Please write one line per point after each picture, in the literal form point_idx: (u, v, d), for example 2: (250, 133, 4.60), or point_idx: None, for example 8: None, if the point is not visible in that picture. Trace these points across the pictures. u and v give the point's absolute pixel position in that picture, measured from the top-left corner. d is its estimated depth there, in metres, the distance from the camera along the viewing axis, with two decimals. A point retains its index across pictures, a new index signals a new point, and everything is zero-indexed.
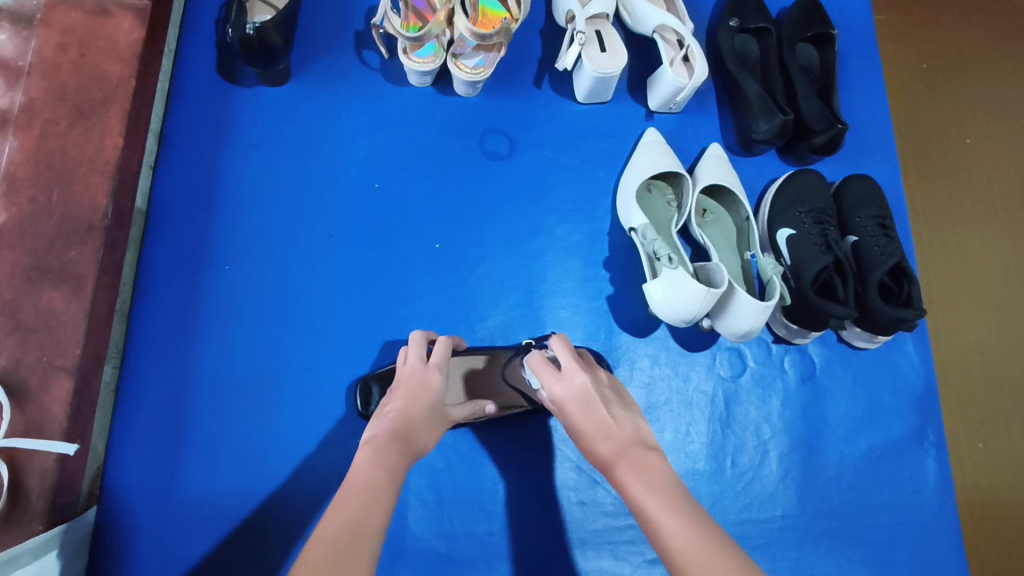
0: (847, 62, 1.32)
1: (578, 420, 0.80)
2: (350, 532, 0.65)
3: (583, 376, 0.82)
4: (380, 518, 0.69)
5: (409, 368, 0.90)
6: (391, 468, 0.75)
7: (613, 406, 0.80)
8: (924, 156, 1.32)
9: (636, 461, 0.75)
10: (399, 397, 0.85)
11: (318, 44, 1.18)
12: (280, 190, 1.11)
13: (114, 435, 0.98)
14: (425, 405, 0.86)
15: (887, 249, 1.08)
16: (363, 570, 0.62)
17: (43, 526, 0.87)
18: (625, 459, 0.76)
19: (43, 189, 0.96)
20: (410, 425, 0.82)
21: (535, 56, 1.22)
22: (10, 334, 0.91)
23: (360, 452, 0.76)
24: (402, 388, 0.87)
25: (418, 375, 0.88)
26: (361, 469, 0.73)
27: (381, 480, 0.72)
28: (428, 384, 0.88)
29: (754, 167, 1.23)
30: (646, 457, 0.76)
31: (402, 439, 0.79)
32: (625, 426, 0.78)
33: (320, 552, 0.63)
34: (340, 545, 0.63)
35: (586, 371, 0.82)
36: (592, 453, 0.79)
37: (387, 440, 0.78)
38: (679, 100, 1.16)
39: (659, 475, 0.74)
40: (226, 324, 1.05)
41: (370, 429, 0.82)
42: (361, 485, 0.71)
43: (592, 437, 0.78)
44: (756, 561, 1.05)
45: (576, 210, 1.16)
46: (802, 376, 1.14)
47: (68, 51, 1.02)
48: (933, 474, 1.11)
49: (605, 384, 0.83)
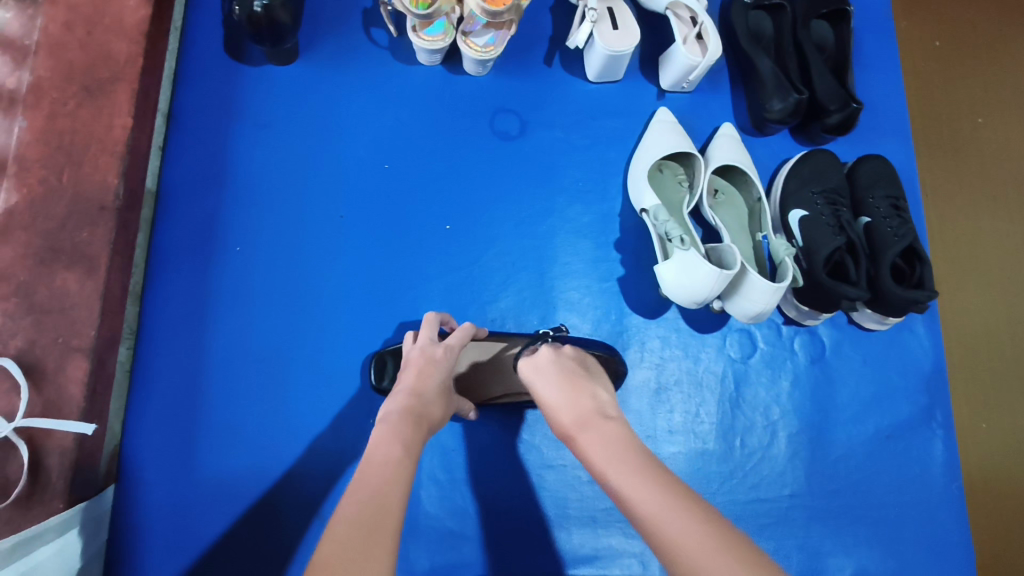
0: (862, 39, 1.29)
1: (554, 390, 0.81)
2: (371, 508, 0.66)
3: (547, 349, 0.87)
4: (400, 493, 0.70)
5: (420, 346, 0.90)
6: (409, 443, 0.76)
7: (575, 376, 0.83)
8: (937, 136, 1.30)
9: (598, 430, 0.75)
10: (411, 372, 0.86)
11: (325, 22, 1.16)
12: (290, 171, 1.10)
13: (130, 415, 0.99)
14: (439, 384, 0.86)
15: (900, 230, 1.07)
16: (387, 544, 0.64)
17: (64, 504, 0.87)
18: (590, 433, 0.75)
19: (54, 170, 0.96)
20: (425, 401, 0.83)
21: (545, 34, 1.20)
22: (25, 315, 0.91)
23: (377, 430, 0.77)
24: (410, 365, 0.88)
25: (428, 355, 0.89)
26: (380, 443, 0.75)
27: (400, 455, 0.74)
28: (440, 364, 0.89)
29: (767, 148, 1.22)
30: (609, 429, 0.75)
31: (418, 414, 0.80)
32: (583, 395, 0.80)
33: (346, 525, 0.64)
34: (363, 519, 0.65)
35: (549, 346, 0.88)
36: (557, 424, 0.80)
37: (404, 416, 0.79)
38: (692, 79, 1.15)
39: (626, 447, 0.73)
40: (238, 306, 1.05)
41: (386, 405, 0.82)
42: (380, 461, 0.72)
43: (555, 409, 0.80)
44: (763, 539, 1.06)
45: (587, 191, 1.16)
46: (812, 357, 1.14)
47: (75, 29, 1.00)
48: (940, 454, 1.11)
49: (569, 356, 0.86)
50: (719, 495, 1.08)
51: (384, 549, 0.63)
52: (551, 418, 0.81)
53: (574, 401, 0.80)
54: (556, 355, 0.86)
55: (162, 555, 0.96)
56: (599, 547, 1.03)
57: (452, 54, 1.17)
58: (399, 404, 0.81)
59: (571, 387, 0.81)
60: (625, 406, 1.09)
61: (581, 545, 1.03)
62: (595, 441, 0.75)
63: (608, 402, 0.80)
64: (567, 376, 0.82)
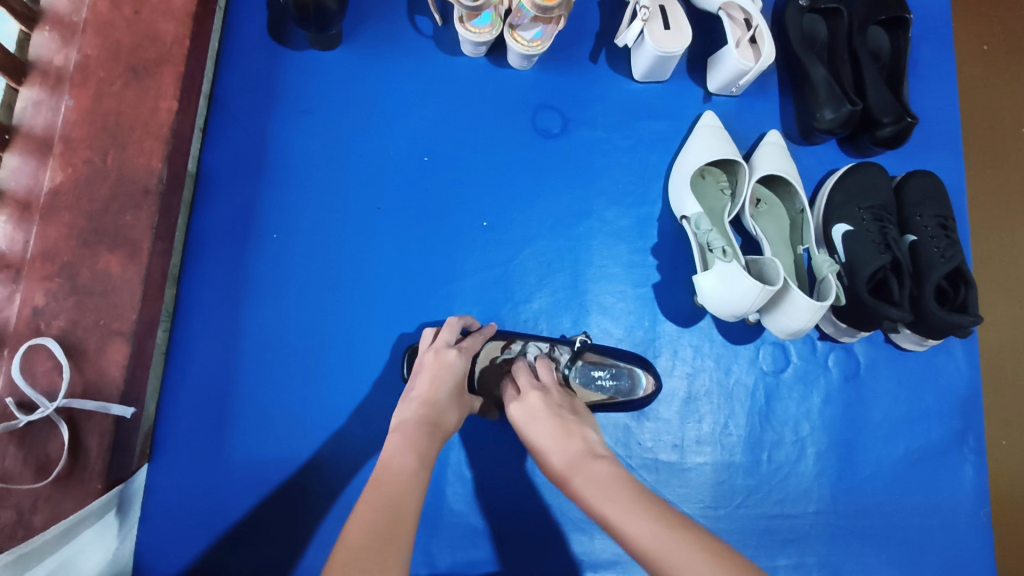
0: (918, 46, 1.25)
1: (528, 433, 0.85)
2: (387, 515, 0.67)
3: (535, 394, 0.88)
4: (414, 500, 0.70)
5: (434, 349, 0.91)
6: (423, 451, 0.77)
7: (565, 418, 0.85)
8: (985, 147, 1.27)
9: (587, 472, 0.76)
10: (425, 379, 0.87)
11: (369, 9, 1.14)
12: (330, 158, 1.09)
13: (164, 397, 1.00)
14: (451, 388, 0.87)
15: (948, 252, 1.04)
16: (401, 556, 0.63)
17: (102, 486, 0.89)
18: (580, 472, 0.77)
19: (99, 151, 0.95)
20: (438, 407, 0.84)
21: (592, 29, 1.17)
22: (67, 297, 0.91)
23: (391, 437, 0.79)
24: (425, 369, 0.89)
25: (439, 356, 0.90)
26: (394, 450, 0.76)
27: (413, 463, 0.74)
28: (454, 366, 0.89)
29: (813, 157, 1.19)
30: (596, 467, 0.76)
31: (430, 421, 0.81)
32: (576, 438, 0.81)
33: (361, 533, 0.64)
34: (378, 527, 0.65)
35: (536, 389, 0.89)
36: (550, 466, 0.81)
37: (418, 423, 0.80)
38: (742, 83, 1.11)
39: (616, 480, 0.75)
40: (275, 293, 1.05)
41: (400, 412, 0.84)
42: (396, 469, 0.73)
43: (548, 449, 0.81)
44: (784, 555, 1.06)
45: (627, 193, 1.14)
46: (845, 375, 1.12)
47: (122, 7, 0.99)
48: (970, 480, 1.10)
49: (558, 402, 0.88)
50: (742, 508, 1.07)
51: (398, 557, 0.63)
52: (543, 462, 0.82)
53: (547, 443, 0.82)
54: (546, 399, 0.88)
55: (190, 536, 0.97)
56: (580, 552, 1.03)
57: (497, 46, 1.15)
58: (413, 413, 0.82)
59: (561, 429, 0.82)
60: (653, 414, 1.09)
61: (566, 551, 1.03)
62: (586, 481, 0.75)
63: (597, 443, 0.82)
64: (534, 418, 0.84)
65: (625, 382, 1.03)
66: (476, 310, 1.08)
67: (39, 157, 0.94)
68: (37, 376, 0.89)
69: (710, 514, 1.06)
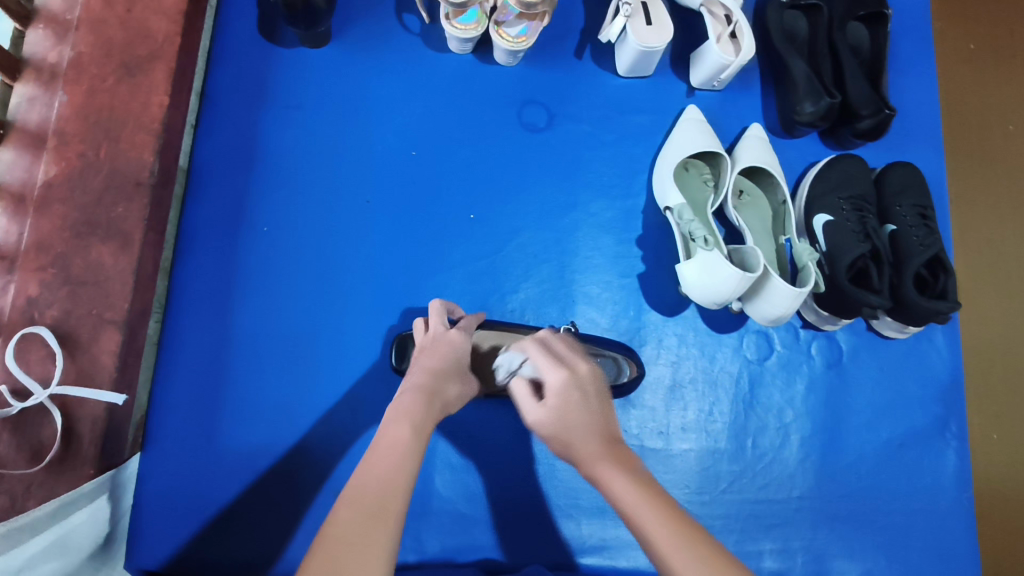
0: (898, 42, 1.27)
1: (570, 411, 0.77)
2: (373, 487, 0.68)
3: (585, 368, 0.82)
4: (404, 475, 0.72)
5: (432, 332, 0.93)
6: None
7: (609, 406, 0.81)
8: (968, 143, 1.29)
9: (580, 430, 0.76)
10: (427, 356, 0.88)
11: (358, 8, 1.17)
12: (320, 153, 1.11)
13: (156, 388, 1.02)
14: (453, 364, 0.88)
15: (927, 240, 1.07)
16: (389, 528, 0.65)
17: (95, 470, 0.91)
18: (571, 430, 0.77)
19: (92, 145, 0.98)
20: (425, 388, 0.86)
21: (577, 26, 1.20)
22: (61, 286, 0.93)
23: None
24: (424, 349, 0.90)
25: (438, 336, 0.92)
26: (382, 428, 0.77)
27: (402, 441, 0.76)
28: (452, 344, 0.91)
29: (794, 150, 1.21)
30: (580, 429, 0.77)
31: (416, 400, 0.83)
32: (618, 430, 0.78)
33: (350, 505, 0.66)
34: (366, 501, 0.66)
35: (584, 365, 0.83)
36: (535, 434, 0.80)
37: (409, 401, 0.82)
38: (724, 77, 1.14)
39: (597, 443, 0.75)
40: (266, 284, 1.07)
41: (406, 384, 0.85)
42: (383, 445, 0.75)
43: (583, 429, 0.76)
44: (768, 539, 1.07)
45: (612, 185, 1.16)
46: (828, 362, 1.14)
47: (115, 6, 1.02)
48: (952, 465, 1.11)
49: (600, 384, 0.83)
50: (728, 493, 1.09)
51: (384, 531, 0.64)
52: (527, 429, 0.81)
53: (592, 425, 0.76)
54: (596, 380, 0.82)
55: (181, 522, 0.99)
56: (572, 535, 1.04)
57: (483, 43, 1.18)
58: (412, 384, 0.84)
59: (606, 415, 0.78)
60: (639, 401, 1.11)
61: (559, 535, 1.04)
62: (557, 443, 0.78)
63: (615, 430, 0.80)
64: (587, 397, 0.78)
65: (609, 370, 1.05)
66: (463, 301, 1.10)
67: (34, 150, 0.96)
68: (30, 364, 0.91)
69: (695, 499, 1.08)
